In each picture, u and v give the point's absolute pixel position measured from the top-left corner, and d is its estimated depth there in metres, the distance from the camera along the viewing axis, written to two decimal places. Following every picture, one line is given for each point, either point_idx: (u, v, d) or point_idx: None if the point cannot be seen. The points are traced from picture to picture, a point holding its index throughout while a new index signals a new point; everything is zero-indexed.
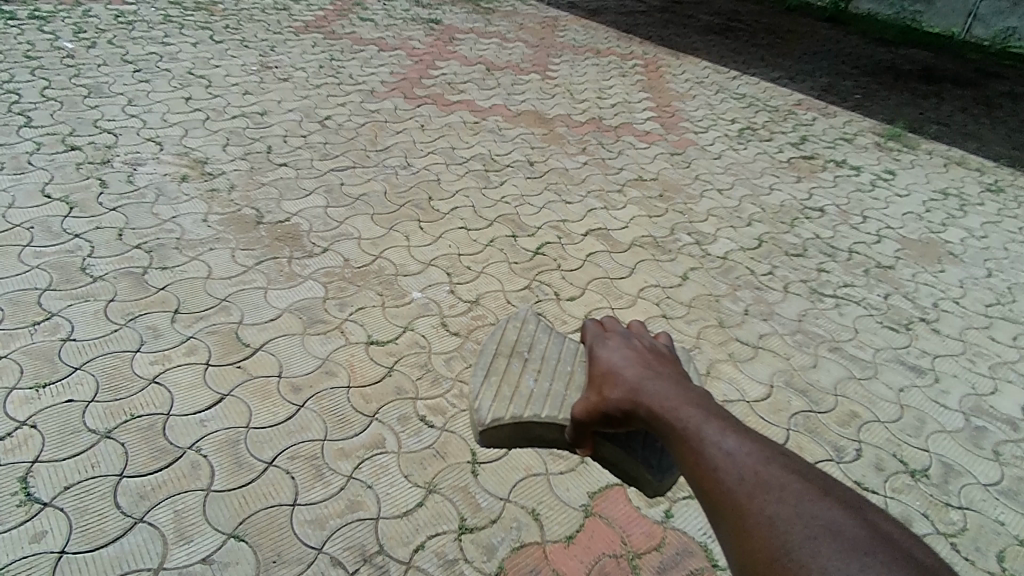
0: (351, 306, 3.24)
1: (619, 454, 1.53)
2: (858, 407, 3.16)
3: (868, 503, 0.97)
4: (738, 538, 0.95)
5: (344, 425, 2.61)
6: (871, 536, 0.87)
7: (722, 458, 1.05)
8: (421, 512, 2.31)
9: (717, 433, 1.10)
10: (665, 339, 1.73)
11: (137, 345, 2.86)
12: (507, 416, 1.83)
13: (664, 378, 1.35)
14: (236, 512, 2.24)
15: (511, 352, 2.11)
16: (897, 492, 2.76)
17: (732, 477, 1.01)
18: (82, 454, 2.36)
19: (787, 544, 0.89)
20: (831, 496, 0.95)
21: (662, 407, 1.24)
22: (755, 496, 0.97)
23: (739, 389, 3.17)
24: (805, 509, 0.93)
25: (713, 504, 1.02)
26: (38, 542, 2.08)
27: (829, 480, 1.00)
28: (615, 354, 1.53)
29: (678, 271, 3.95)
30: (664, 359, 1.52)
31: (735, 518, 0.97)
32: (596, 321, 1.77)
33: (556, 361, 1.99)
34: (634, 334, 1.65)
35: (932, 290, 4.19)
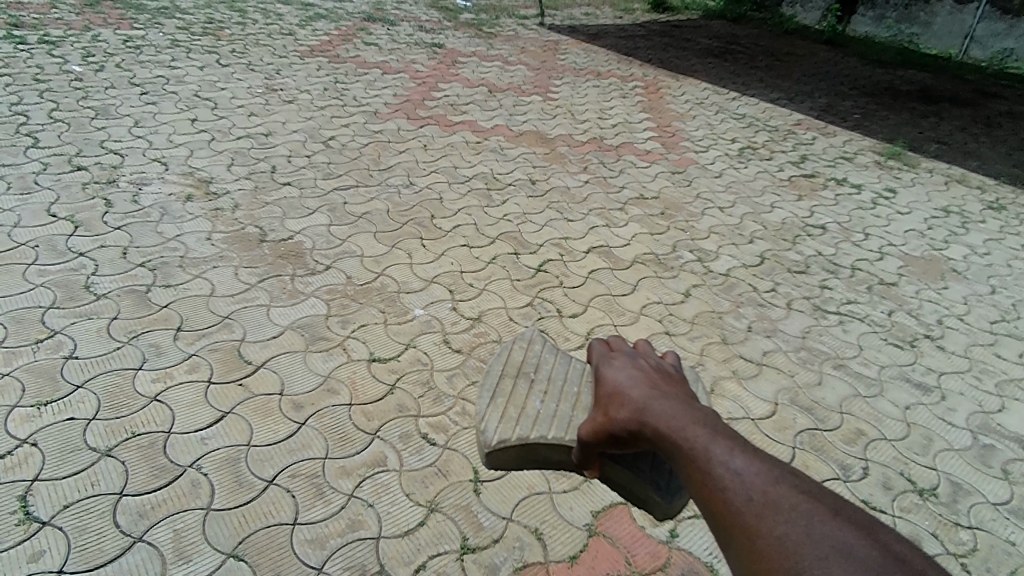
0: (353, 324, 3.24)
1: (626, 476, 1.51)
2: (864, 425, 3.13)
3: (879, 523, 0.96)
4: (748, 560, 0.94)
5: (345, 443, 2.59)
6: (883, 557, 0.86)
7: (730, 478, 1.04)
8: (422, 531, 2.29)
9: (724, 453, 1.09)
10: (672, 359, 1.73)
11: (139, 363, 2.86)
12: (513, 437, 1.81)
13: (670, 397, 1.34)
14: (236, 531, 2.22)
15: (517, 373, 2.09)
16: (906, 512, 2.73)
17: (741, 497, 1.00)
18: (82, 472, 2.35)
19: (798, 565, 0.88)
20: (843, 516, 0.94)
21: (668, 426, 1.23)
22: (765, 517, 0.96)
23: (743, 406, 3.14)
24: (816, 530, 0.92)
25: (723, 525, 1.01)
26: (36, 562, 2.06)
27: (840, 500, 0.99)
28: (622, 374, 1.52)
29: (681, 288, 3.94)
30: (671, 379, 1.51)
31: (745, 540, 0.96)
32: (601, 341, 1.76)
33: (563, 382, 1.98)
34: (640, 354, 1.64)
35: (936, 307, 4.17)
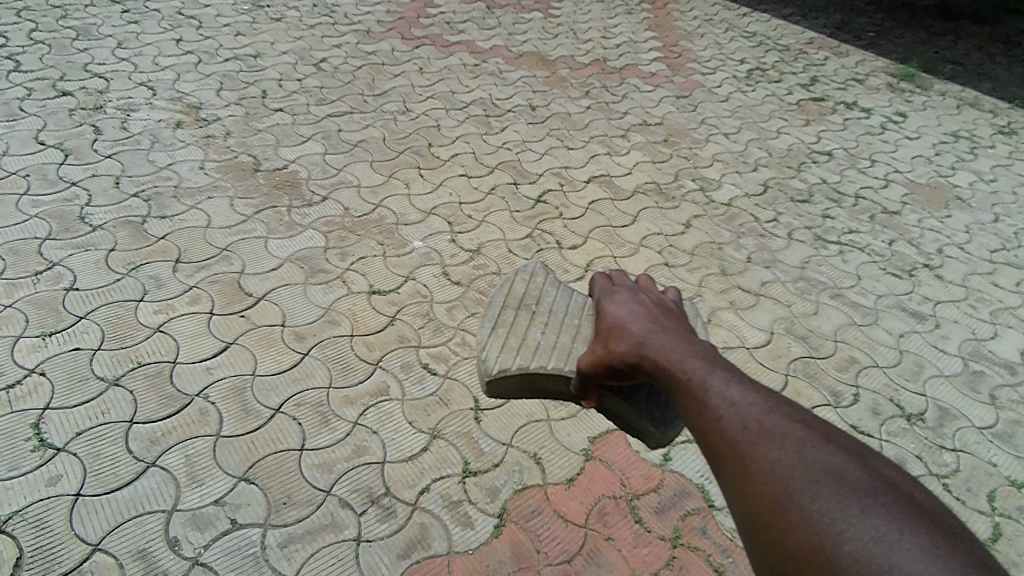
0: (352, 256, 3.23)
1: (622, 407, 1.56)
2: (857, 353, 3.19)
3: (871, 451, 0.98)
4: (740, 483, 0.97)
5: (348, 373, 2.64)
6: (873, 482, 0.89)
7: (726, 407, 1.06)
8: (426, 456, 2.37)
9: (721, 384, 1.11)
10: (673, 295, 1.74)
11: (140, 295, 2.87)
12: (513, 365, 1.85)
13: (670, 331, 1.36)
14: (245, 456, 2.30)
15: (519, 304, 2.10)
16: (893, 436, 2.82)
17: (736, 426, 1.02)
18: (92, 401, 2.41)
19: (788, 486, 0.91)
20: (835, 443, 0.96)
21: (667, 359, 1.25)
22: (759, 443, 0.98)
23: (739, 336, 3.18)
24: (808, 456, 0.94)
25: (716, 452, 1.03)
26: (54, 485, 2.14)
27: (833, 429, 1.01)
28: (623, 308, 1.53)
29: (681, 218, 3.91)
30: (671, 314, 1.52)
31: (737, 465, 0.98)
32: (603, 276, 1.77)
33: (564, 314, 2.01)
34: (642, 289, 1.65)
35: (937, 236, 4.15)
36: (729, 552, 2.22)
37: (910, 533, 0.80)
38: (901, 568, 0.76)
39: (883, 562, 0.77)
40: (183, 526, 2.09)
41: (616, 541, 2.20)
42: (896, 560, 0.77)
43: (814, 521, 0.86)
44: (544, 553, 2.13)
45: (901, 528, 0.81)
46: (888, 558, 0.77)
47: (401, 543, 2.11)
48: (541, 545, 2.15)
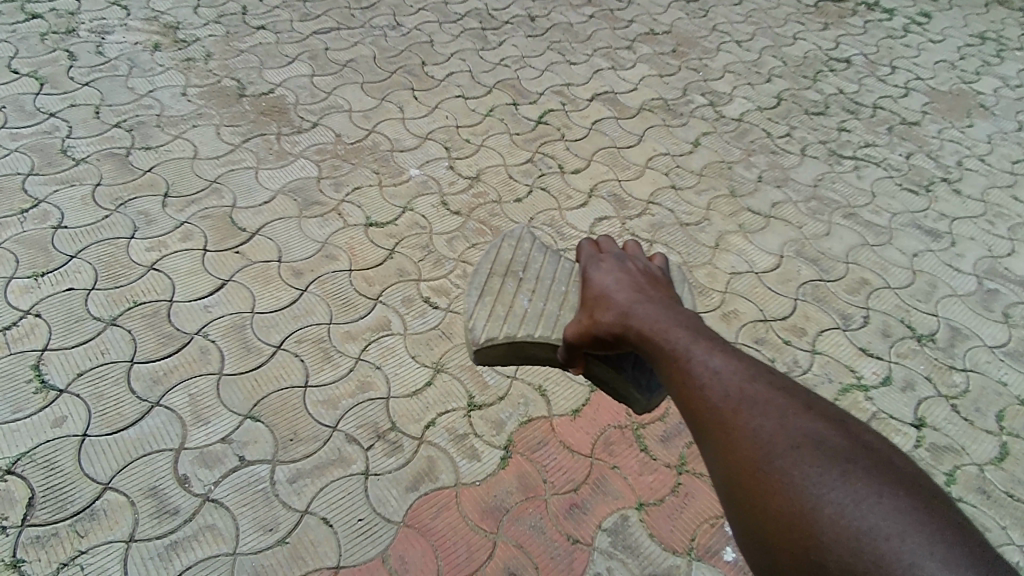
0: (347, 186, 3.11)
1: (608, 372, 1.54)
2: (869, 275, 3.11)
3: (852, 416, 1.00)
4: (722, 451, 0.98)
5: (349, 308, 2.59)
6: (853, 448, 0.91)
7: (708, 374, 1.06)
8: (430, 390, 2.35)
9: (704, 352, 1.11)
10: (660, 261, 1.71)
11: (131, 232, 2.78)
12: (500, 334, 1.83)
13: (652, 299, 1.35)
14: (249, 394, 2.28)
15: (505, 271, 2.01)
16: (903, 357, 2.77)
17: (718, 394, 1.03)
18: (91, 342, 2.37)
19: (770, 452, 0.93)
20: (816, 409, 0.98)
21: (650, 328, 1.24)
22: (740, 411, 0.99)
23: (748, 260, 3.09)
24: (790, 421, 0.96)
25: (698, 419, 1.04)
26: (60, 427, 2.13)
27: (814, 394, 1.02)
28: (608, 276, 1.51)
29: (690, 137, 3.72)
30: (655, 279, 1.51)
31: (719, 432, 1.00)
32: (591, 241, 1.72)
33: (551, 281, 1.93)
34: (626, 254, 1.62)
35: (957, 147, 3.96)
36: None
37: (889, 497, 0.83)
38: (882, 533, 0.79)
39: (864, 527, 0.81)
40: (192, 463, 2.08)
41: (621, 469, 2.22)
42: (879, 525, 0.80)
43: (795, 486, 0.89)
44: (551, 483, 2.15)
45: (880, 492, 0.84)
46: (869, 524, 0.80)
47: (409, 476, 2.12)
48: (547, 475, 2.17)
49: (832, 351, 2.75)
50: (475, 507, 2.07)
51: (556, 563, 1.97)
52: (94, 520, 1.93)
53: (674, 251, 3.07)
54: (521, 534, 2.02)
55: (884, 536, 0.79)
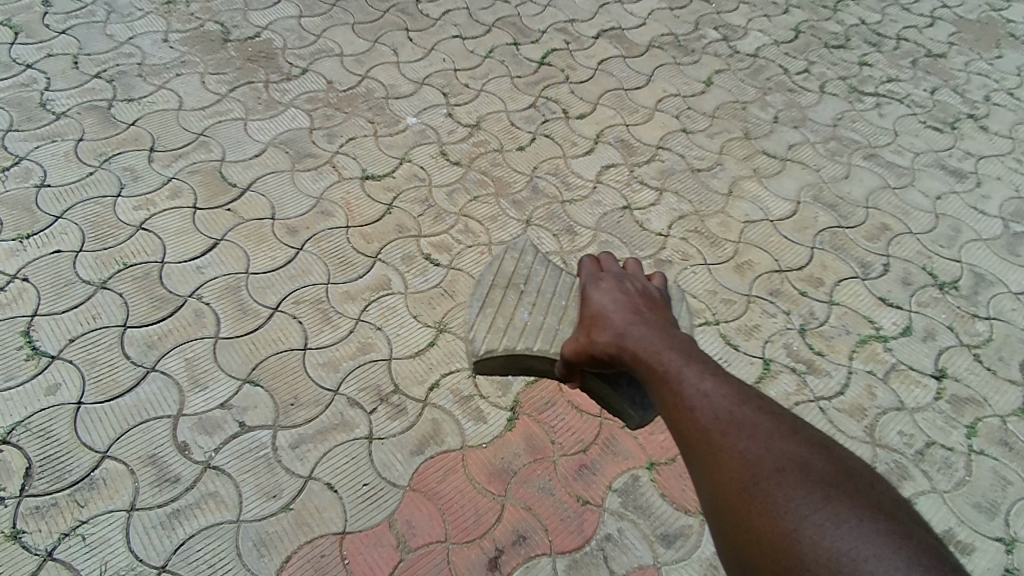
0: (341, 138, 2.95)
1: (606, 389, 1.63)
2: (889, 220, 2.97)
3: (834, 442, 1.09)
4: (711, 469, 1.08)
5: (347, 267, 2.49)
6: (834, 472, 1.01)
7: (700, 399, 1.16)
8: (433, 351, 2.28)
9: (696, 377, 1.21)
10: (660, 281, 1.77)
11: (117, 190, 2.66)
12: (500, 346, 1.86)
13: (649, 323, 1.43)
14: (248, 358, 2.21)
15: (506, 283, 2.01)
16: (923, 307, 2.66)
17: (708, 416, 1.13)
18: (81, 307, 2.28)
19: (756, 474, 1.02)
20: (801, 435, 1.08)
21: (647, 353, 1.33)
22: (729, 434, 1.09)
23: (763, 207, 2.94)
24: (774, 445, 1.05)
25: (689, 440, 1.14)
26: (54, 395, 2.07)
27: (800, 421, 1.12)
28: (607, 297, 1.59)
29: (702, 76, 3.50)
30: (654, 301, 1.58)
31: (708, 453, 1.09)
32: (592, 260, 1.80)
33: (551, 295, 1.93)
34: (627, 275, 1.70)
35: (985, 81, 3.73)
36: None
37: (869, 520, 0.92)
38: (859, 553, 0.87)
39: (842, 546, 0.89)
40: (192, 430, 2.03)
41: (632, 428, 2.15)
42: (855, 544, 0.89)
43: (780, 507, 0.97)
44: (559, 443, 2.09)
45: (860, 515, 0.92)
46: (846, 543, 0.89)
47: (414, 439, 2.07)
48: (556, 436, 2.11)
49: (851, 302, 2.63)
50: (482, 469, 2.02)
51: (567, 525, 1.94)
52: (93, 489, 1.89)
53: (685, 200, 2.92)
54: (530, 496, 1.98)
55: (862, 555, 0.87)
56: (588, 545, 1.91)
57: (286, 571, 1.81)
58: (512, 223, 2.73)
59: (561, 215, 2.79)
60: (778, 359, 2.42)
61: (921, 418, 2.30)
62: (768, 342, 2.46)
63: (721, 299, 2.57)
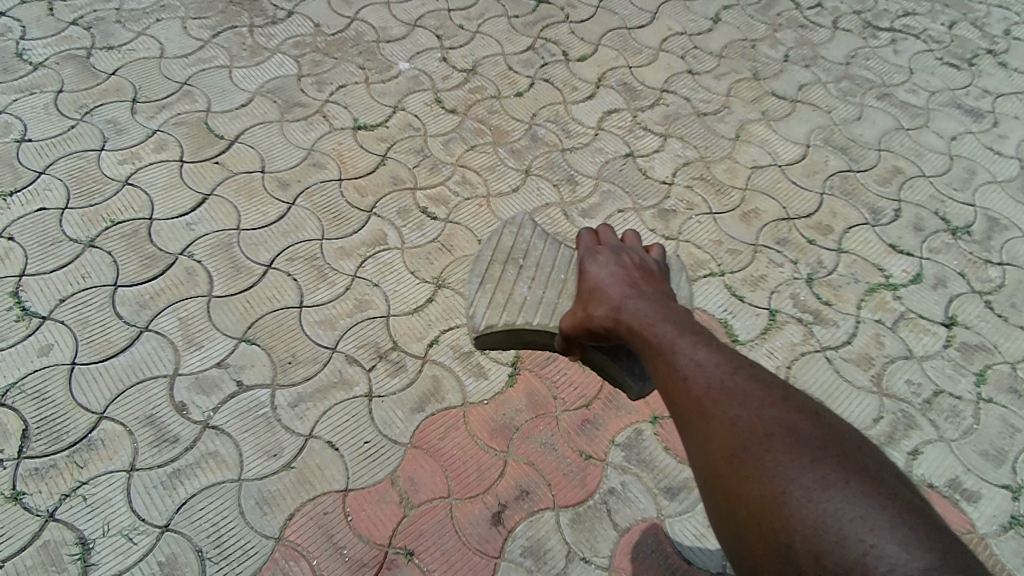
0: (331, 85, 2.82)
1: (604, 360, 1.52)
2: (902, 163, 2.86)
3: (824, 408, 1.05)
4: (702, 438, 1.05)
5: (341, 222, 2.42)
6: (824, 437, 0.98)
7: (693, 368, 1.12)
8: (432, 307, 2.23)
9: (689, 347, 1.16)
10: (658, 253, 1.67)
11: (101, 144, 2.56)
12: (499, 321, 1.75)
13: (646, 296, 1.36)
14: (243, 316, 2.16)
15: (506, 257, 1.89)
16: (935, 253, 2.58)
17: (700, 385, 1.09)
18: (70, 266, 2.23)
19: (745, 440, 1.00)
20: (791, 401, 1.04)
21: (642, 325, 1.27)
22: (721, 402, 1.05)
23: (771, 152, 2.83)
24: (765, 413, 1.02)
25: (680, 408, 1.10)
26: (47, 355, 2.04)
27: (793, 388, 1.07)
28: (604, 270, 1.52)
29: (709, 13, 3.32)
30: (652, 275, 1.50)
31: (700, 422, 1.06)
32: (590, 232, 1.70)
33: (551, 268, 1.80)
34: (625, 248, 1.61)
35: (1006, 13, 3.53)
36: None
37: (855, 482, 0.91)
38: (844, 514, 0.87)
39: (827, 508, 0.89)
40: (189, 390, 2.00)
41: None
42: (840, 505, 0.88)
43: (768, 471, 0.96)
44: (561, 399, 2.07)
45: (846, 477, 0.92)
46: (831, 504, 0.89)
47: (415, 396, 2.04)
48: (558, 391, 2.08)
49: (860, 249, 2.56)
50: (484, 426, 2.00)
51: (569, 479, 1.93)
52: (92, 450, 1.88)
53: (691, 146, 2.81)
54: (532, 452, 1.97)
55: (847, 516, 0.87)
56: (591, 499, 1.91)
57: (290, 528, 1.81)
58: (511, 173, 2.63)
59: (562, 164, 2.69)
60: (784, 309, 2.36)
61: (929, 366, 2.26)
62: (774, 293, 2.40)
63: (726, 250, 2.50)
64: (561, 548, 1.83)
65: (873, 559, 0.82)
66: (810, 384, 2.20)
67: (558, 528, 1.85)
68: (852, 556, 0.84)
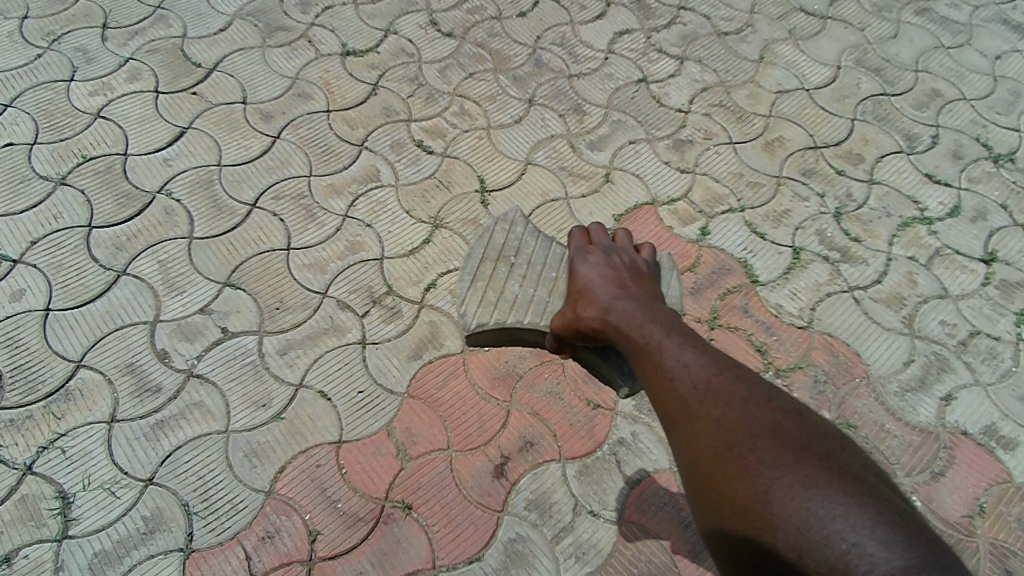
0: (316, 7, 2.58)
1: (594, 358, 1.36)
2: (941, 85, 2.60)
3: (807, 407, 1.03)
4: (689, 440, 1.01)
5: (330, 157, 2.24)
6: (807, 436, 0.96)
7: (679, 369, 1.06)
8: (429, 249, 2.08)
9: (676, 346, 1.10)
10: (649, 252, 1.49)
11: (70, 73, 2.36)
12: (490, 320, 1.55)
13: (637, 298, 1.26)
14: (227, 260, 2.02)
15: (497, 254, 1.66)
16: (974, 184, 2.37)
17: (687, 386, 1.04)
18: (40, 206, 2.08)
19: (731, 439, 0.96)
20: (775, 402, 1.01)
21: (630, 326, 1.18)
22: (707, 403, 1.01)
23: (798, 75, 2.58)
24: (750, 413, 0.98)
25: (666, 408, 1.06)
26: (19, 302, 1.92)
27: (776, 388, 1.04)
28: (593, 268, 1.38)
29: None
30: (642, 278, 1.36)
31: (686, 422, 1.02)
32: (581, 228, 1.50)
33: (541, 267, 1.59)
34: (616, 248, 1.44)
35: None
36: (774, 330, 2.03)
37: (837, 482, 0.89)
38: (826, 513, 0.85)
39: (811, 507, 0.86)
40: (171, 337, 1.89)
41: None
42: (824, 505, 0.86)
43: (753, 470, 0.93)
44: None
45: (828, 476, 0.89)
46: (814, 503, 0.86)
47: (411, 343, 1.92)
48: None
49: (893, 180, 2.35)
50: (485, 374, 1.88)
51: (577, 430, 1.82)
52: (70, 400, 1.79)
53: (710, 70, 2.57)
54: (537, 402, 1.85)
55: (829, 514, 0.85)
56: (600, 450, 1.80)
57: (281, 481, 1.72)
58: (513, 103, 2.42)
59: (568, 92, 2.47)
60: (809, 247, 2.18)
61: (966, 306, 2.10)
62: (799, 229, 2.22)
63: (747, 182, 2.31)
64: (567, 501, 1.73)
65: (855, 557, 0.81)
66: (837, 326, 2.05)
67: (565, 481, 1.76)
68: (834, 554, 0.82)
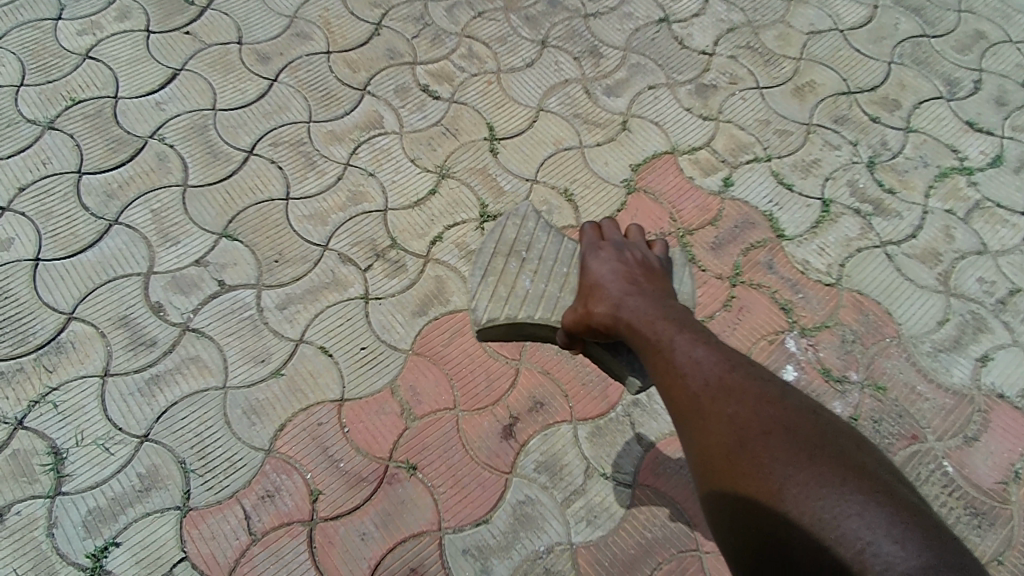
0: None
1: (604, 354, 1.26)
2: (986, 26, 2.41)
3: (824, 405, 0.93)
4: (700, 439, 0.93)
5: (331, 102, 2.11)
6: (823, 434, 0.87)
7: (689, 364, 0.98)
8: (435, 201, 1.97)
9: (687, 342, 1.01)
10: (663, 248, 1.37)
11: (56, 12, 2.23)
12: (501, 315, 1.42)
13: (648, 292, 1.16)
14: (223, 209, 1.92)
15: (508, 248, 1.52)
16: (1018, 132, 2.21)
17: (698, 383, 0.95)
18: (28, 151, 1.98)
19: (742, 437, 0.88)
20: (789, 399, 0.92)
21: (641, 321, 1.08)
22: (719, 401, 0.93)
23: (831, 14, 2.40)
24: (762, 409, 0.89)
25: (676, 405, 0.97)
26: (8, 251, 1.84)
27: (791, 386, 0.95)
28: (604, 262, 1.28)
29: None
30: (655, 273, 1.25)
31: (697, 420, 0.94)
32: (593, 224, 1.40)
33: (552, 262, 1.47)
34: (629, 242, 1.33)
35: None
36: (800, 288, 1.92)
37: (853, 479, 0.80)
38: (841, 511, 0.77)
39: (824, 506, 0.78)
40: (165, 289, 1.81)
41: None
42: (839, 504, 0.78)
43: (764, 467, 0.85)
44: None
45: (844, 474, 0.81)
46: (827, 501, 0.78)
47: (415, 299, 1.83)
48: None
49: (931, 128, 2.19)
50: None
51: (589, 390, 1.74)
52: (62, 353, 1.72)
53: (737, 9, 2.39)
54: (548, 360, 1.77)
55: (844, 513, 0.77)
56: (613, 411, 1.72)
57: (282, 440, 1.66)
58: (525, 45, 2.26)
59: (584, 33, 2.30)
60: (840, 199, 2.05)
61: (1005, 262, 1.97)
62: (828, 180, 2.08)
63: (775, 130, 2.16)
64: (579, 463, 1.67)
65: (870, 557, 0.73)
66: (866, 283, 1.93)
67: (576, 442, 1.69)
68: (848, 554, 0.74)
